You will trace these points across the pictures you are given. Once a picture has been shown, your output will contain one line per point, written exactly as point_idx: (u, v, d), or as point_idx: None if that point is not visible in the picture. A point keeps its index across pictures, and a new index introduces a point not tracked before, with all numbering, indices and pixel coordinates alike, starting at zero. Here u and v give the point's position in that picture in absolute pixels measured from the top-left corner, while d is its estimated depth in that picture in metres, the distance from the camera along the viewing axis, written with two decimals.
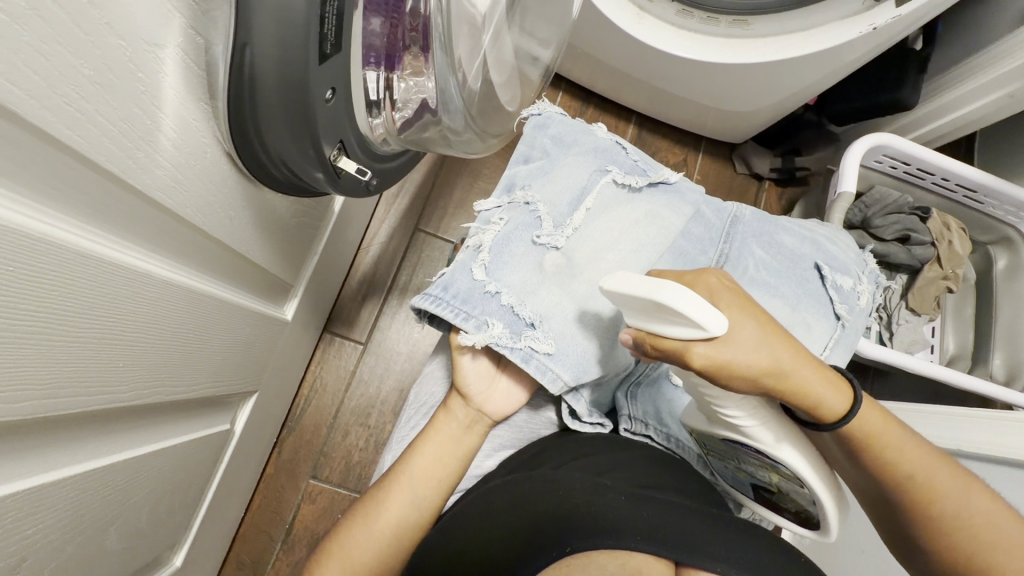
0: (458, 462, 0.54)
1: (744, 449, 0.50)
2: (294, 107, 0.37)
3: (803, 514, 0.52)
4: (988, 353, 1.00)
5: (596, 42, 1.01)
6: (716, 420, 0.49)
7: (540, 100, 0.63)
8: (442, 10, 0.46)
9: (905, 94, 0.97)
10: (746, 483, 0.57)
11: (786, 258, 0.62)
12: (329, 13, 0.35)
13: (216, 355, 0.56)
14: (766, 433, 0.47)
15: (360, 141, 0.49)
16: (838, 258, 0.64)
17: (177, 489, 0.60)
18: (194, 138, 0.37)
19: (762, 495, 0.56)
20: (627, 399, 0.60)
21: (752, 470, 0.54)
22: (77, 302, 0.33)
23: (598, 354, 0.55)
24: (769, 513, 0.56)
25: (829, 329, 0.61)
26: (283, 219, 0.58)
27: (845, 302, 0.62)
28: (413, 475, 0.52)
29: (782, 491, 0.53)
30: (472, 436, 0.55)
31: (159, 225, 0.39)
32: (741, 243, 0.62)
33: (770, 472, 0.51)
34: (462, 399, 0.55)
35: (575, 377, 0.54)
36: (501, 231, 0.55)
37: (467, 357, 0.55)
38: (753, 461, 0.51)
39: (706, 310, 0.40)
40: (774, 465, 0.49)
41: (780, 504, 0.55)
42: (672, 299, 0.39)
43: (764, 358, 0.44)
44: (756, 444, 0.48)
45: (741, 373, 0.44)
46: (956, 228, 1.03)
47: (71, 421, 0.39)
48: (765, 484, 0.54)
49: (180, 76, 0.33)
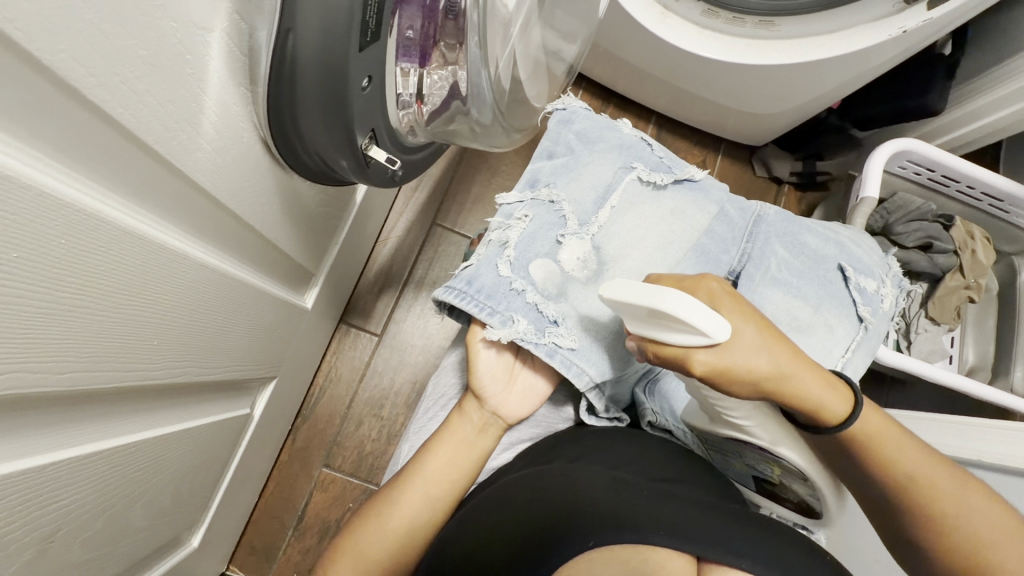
0: (473, 464, 0.53)
1: (748, 445, 0.51)
2: (331, 95, 0.38)
3: (804, 502, 0.54)
4: (1009, 365, 0.99)
5: (618, 40, 1.00)
6: (720, 422, 0.51)
7: (566, 95, 0.62)
8: (478, 6, 0.46)
9: (931, 101, 0.97)
10: (748, 477, 0.57)
11: (810, 259, 0.61)
12: (371, 2, 0.35)
13: (240, 340, 0.57)
14: (766, 432, 0.49)
15: (389, 131, 0.50)
16: (863, 261, 0.63)
17: (197, 473, 0.61)
18: (235, 122, 0.38)
19: (764, 489, 0.57)
20: (646, 395, 0.60)
21: (753, 463, 0.55)
22: (117, 279, 0.33)
23: (622, 350, 0.55)
24: (769, 504, 0.57)
25: (852, 331, 0.60)
26: (309, 207, 0.59)
27: (868, 305, 0.61)
28: (430, 472, 0.52)
29: (783, 483, 0.54)
30: (485, 440, 0.54)
31: (197, 208, 0.40)
32: (765, 242, 0.61)
33: (772, 465, 0.53)
34: (477, 402, 0.55)
35: (601, 374, 0.54)
36: (527, 228, 0.55)
37: (486, 354, 0.54)
38: (755, 455, 0.53)
39: (706, 318, 0.40)
40: (776, 459, 0.51)
41: (781, 496, 0.55)
42: (672, 310, 0.40)
43: (766, 362, 0.45)
44: (755, 441, 0.49)
45: (742, 376, 0.44)
46: (980, 238, 1.01)
47: (104, 397, 0.39)
48: (765, 476, 0.55)
49: (225, 59, 0.34)
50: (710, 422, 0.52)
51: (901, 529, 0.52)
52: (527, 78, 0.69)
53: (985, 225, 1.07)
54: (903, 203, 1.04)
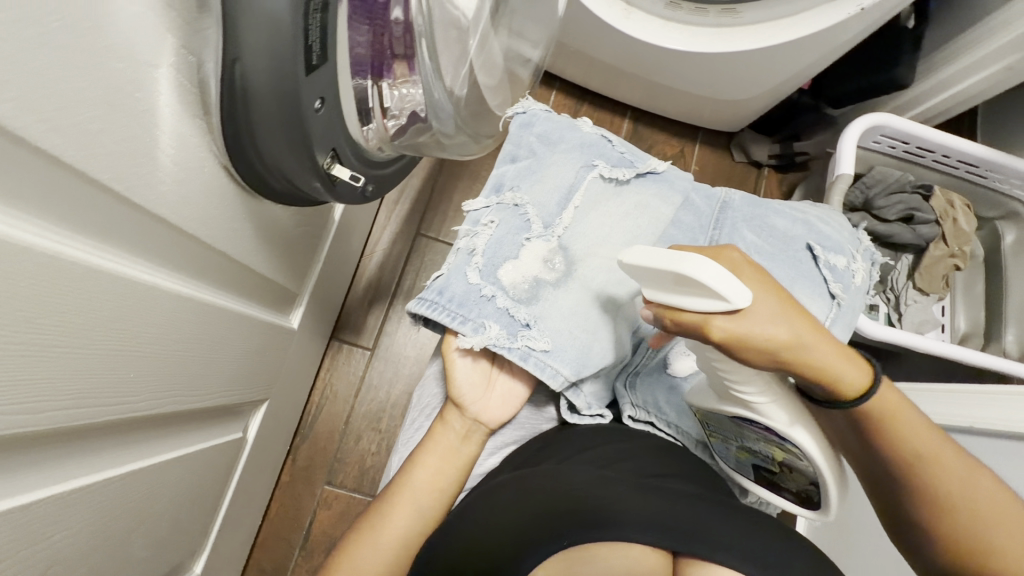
0: (459, 471, 0.54)
1: (752, 426, 0.50)
2: (288, 119, 0.38)
3: (806, 495, 0.52)
4: (1000, 329, 1.01)
5: (586, 40, 1.01)
6: (732, 399, 0.49)
7: (524, 98, 0.61)
8: (424, 17, 0.49)
9: (899, 73, 0.98)
10: (748, 464, 0.57)
11: (778, 241, 0.62)
12: (315, 26, 0.36)
13: (226, 365, 0.57)
14: (780, 411, 0.48)
15: (352, 148, 0.50)
16: (832, 238, 0.63)
17: (194, 497, 0.61)
18: (194, 152, 0.38)
19: (763, 477, 0.55)
20: (627, 388, 0.60)
21: (754, 448, 0.53)
22: (92, 317, 0.34)
23: (596, 348, 0.55)
24: (768, 495, 0.55)
25: (825, 309, 0.61)
26: (285, 228, 0.59)
27: (840, 282, 0.62)
28: (418, 484, 0.53)
29: (782, 470, 0.52)
30: (469, 446, 0.55)
31: (166, 240, 0.40)
32: (732, 228, 0.62)
33: (771, 449, 0.51)
34: (458, 410, 0.55)
35: (576, 372, 0.55)
36: (493, 234, 0.56)
37: (462, 362, 0.55)
38: (756, 436, 0.52)
39: (728, 286, 0.40)
40: (778, 441, 0.49)
41: (780, 486, 0.54)
42: (695, 275, 0.39)
43: (786, 332, 0.45)
44: (768, 422, 0.48)
45: (761, 345, 0.44)
46: (960, 205, 1.05)
47: (91, 432, 0.40)
48: (765, 463, 0.54)
49: (175, 93, 0.34)
50: (719, 401, 0.51)
51: (903, 505, 0.53)
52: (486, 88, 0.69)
53: (966, 193, 1.08)
54: (882, 176, 1.05)
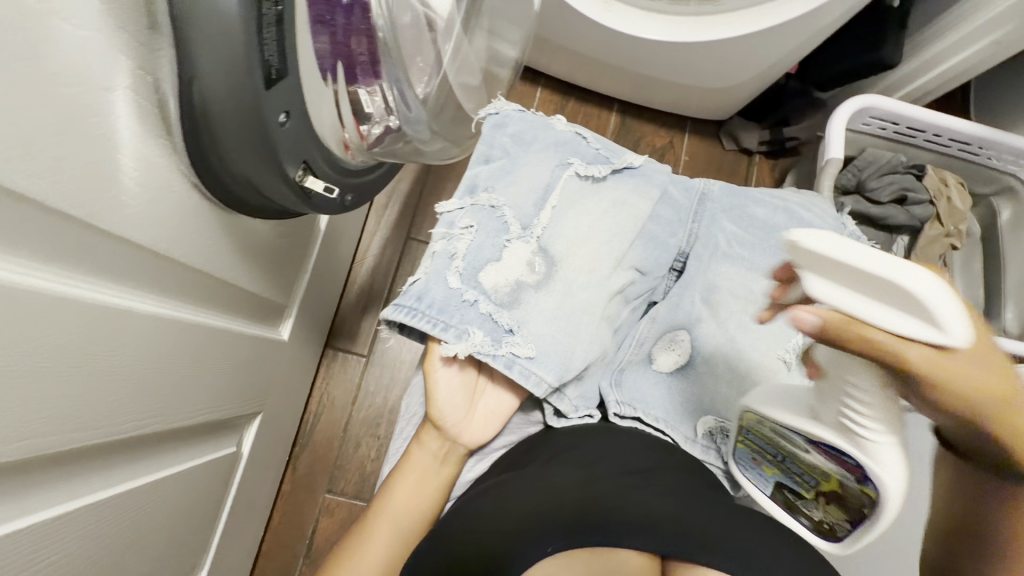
0: (436, 492, 0.54)
1: (827, 452, 0.41)
2: (252, 135, 0.38)
3: (825, 531, 0.46)
4: (999, 307, 1.00)
5: (567, 34, 1.00)
6: (838, 429, 0.39)
7: (496, 99, 0.61)
8: (387, 27, 0.51)
9: (887, 53, 0.95)
10: (773, 480, 0.50)
11: (758, 231, 0.63)
12: (270, 39, 0.36)
13: (212, 382, 0.57)
14: (894, 463, 0.37)
15: (325, 159, 0.50)
16: (814, 225, 0.63)
17: (191, 512, 0.62)
18: (159, 173, 0.38)
19: (783, 495, 0.49)
20: (613, 386, 0.59)
21: (794, 467, 0.46)
22: (64, 344, 0.34)
23: (578, 350, 0.55)
24: (780, 514, 0.50)
25: None
26: (265, 241, 0.59)
27: None
28: (396, 507, 0.52)
29: (815, 497, 0.46)
30: (447, 466, 0.55)
31: (139, 263, 0.40)
32: (711, 220, 0.63)
33: (818, 475, 0.44)
34: (435, 431, 0.55)
35: (560, 377, 0.54)
36: (473, 239, 0.55)
37: (442, 383, 0.55)
38: (811, 459, 0.43)
39: (948, 308, 0.30)
40: (839, 473, 0.41)
41: (801, 510, 0.48)
42: (912, 286, 0.30)
43: (986, 379, 0.34)
44: (864, 462, 0.38)
45: (952, 386, 0.34)
46: (954, 183, 1.04)
47: (77, 458, 0.40)
48: (797, 485, 0.47)
49: (133, 114, 0.34)
50: (815, 420, 0.41)
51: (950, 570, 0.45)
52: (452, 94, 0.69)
53: (960, 170, 1.07)
54: (872, 158, 1.04)
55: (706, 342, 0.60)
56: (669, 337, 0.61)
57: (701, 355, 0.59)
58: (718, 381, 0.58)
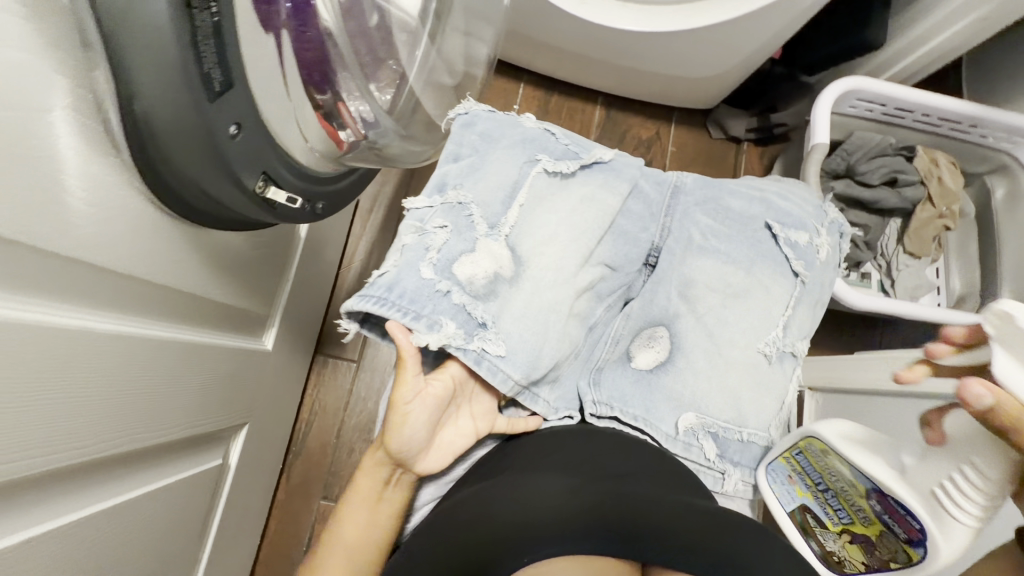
0: (386, 513, 0.53)
1: (892, 506, 0.51)
2: (203, 150, 0.38)
3: (834, 559, 0.59)
4: (995, 287, 0.99)
5: (546, 29, 0.99)
6: (924, 495, 0.48)
7: (466, 100, 0.60)
8: (342, 36, 0.54)
9: (871, 34, 0.93)
10: (802, 510, 0.61)
11: (734, 223, 0.62)
12: (208, 51, 0.35)
13: (187, 397, 0.57)
14: (957, 539, 0.46)
15: (288, 168, 0.49)
16: (792, 215, 0.63)
17: (178, 527, 0.62)
18: (110, 192, 0.37)
19: (804, 524, 0.61)
20: (590, 385, 0.59)
21: (843, 509, 0.58)
22: (18, 369, 0.34)
23: (547, 350, 0.55)
24: (796, 538, 0.61)
25: (789, 288, 0.61)
26: (239, 253, 0.59)
27: (802, 259, 0.61)
28: (346, 529, 0.53)
29: (840, 534, 0.59)
30: (395, 489, 0.54)
31: (100, 283, 0.40)
32: (684, 214, 0.63)
33: (865, 522, 0.56)
34: (380, 455, 0.53)
35: (527, 376, 0.54)
36: (445, 234, 0.53)
37: (402, 416, 0.50)
38: (872, 507, 0.55)
39: None
40: (895, 527, 0.52)
41: (815, 537, 0.60)
42: None
43: None
44: (927, 523, 0.48)
45: None
46: (945, 163, 1.03)
47: (44, 480, 0.40)
48: (830, 521, 0.60)
49: (78, 135, 0.33)
50: (905, 481, 0.50)
51: None
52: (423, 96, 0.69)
53: (952, 150, 1.05)
54: (862, 141, 1.01)
55: (684, 336, 0.59)
56: (648, 334, 0.61)
57: (680, 350, 0.59)
58: (696, 376, 0.58)
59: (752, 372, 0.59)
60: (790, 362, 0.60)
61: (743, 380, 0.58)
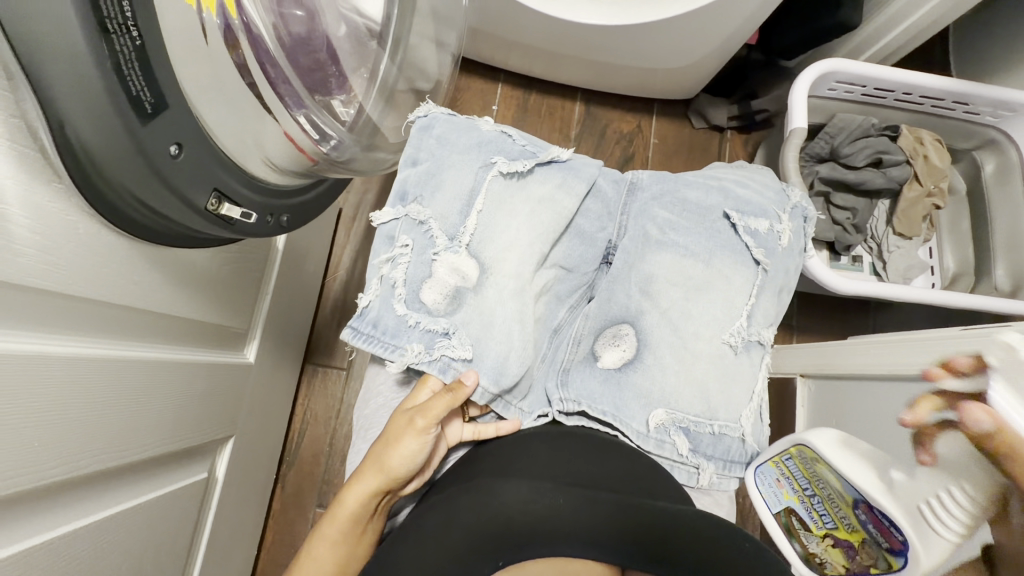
0: (371, 533, 0.54)
1: (879, 516, 0.52)
2: (142, 170, 0.39)
3: (815, 560, 0.60)
4: (989, 265, 0.97)
5: (518, 29, 0.99)
6: (909, 509, 0.49)
7: (425, 102, 0.60)
8: (268, 27, 0.51)
9: (846, 14, 0.90)
10: (792, 515, 0.62)
11: (694, 215, 0.62)
12: (133, 75, 0.37)
13: (165, 414, 0.57)
14: (936, 552, 0.47)
15: (243, 184, 0.50)
16: (752, 202, 0.62)
17: (166, 542, 0.62)
18: (56, 218, 0.37)
19: (790, 526, 0.63)
20: (558, 385, 0.60)
21: (829, 516, 0.59)
22: None
23: (513, 357, 0.56)
24: (781, 537, 0.63)
25: (751, 276, 0.61)
26: (209, 270, 0.59)
27: (762, 246, 0.61)
28: (330, 556, 0.52)
29: (824, 538, 0.60)
30: (381, 510, 0.54)
31: (58, 307, 0.40)
32: (641, 211, 0.63)
33: (848, 530, 0.57)
34: (372, 483, 0.52)
35: (495, 383, 0.56)
36: (409, 258, 0.56)
37: (415, 442, 0.52)
38: (855, 514, 0.55)
39: None
40: (879, 535, 0.53)
41: (799, 539, 0.62)
42: None
43: None
44: (910, 535, 0.49)
45: None
46: (930, 141, 1.00)
47: (21, 502, 0.40)
48: (818, 527, 0.60)
49: (18, 165, 0.34)
50: (894, 494, 0.51)
51: None
52: (388, 106, 0.69)
53: (937, 127, 1.03)
54: (844, 123, 1.00)
55: (650, 332, 0.59)
56: (612, 333, 0.61)
57: (647, 347, 0.59)
58: (665, 372, 0.58)
59: (719, 363, 0.59)
60: (757, 350, 0.60)
61: (710, 372, 0.58)
